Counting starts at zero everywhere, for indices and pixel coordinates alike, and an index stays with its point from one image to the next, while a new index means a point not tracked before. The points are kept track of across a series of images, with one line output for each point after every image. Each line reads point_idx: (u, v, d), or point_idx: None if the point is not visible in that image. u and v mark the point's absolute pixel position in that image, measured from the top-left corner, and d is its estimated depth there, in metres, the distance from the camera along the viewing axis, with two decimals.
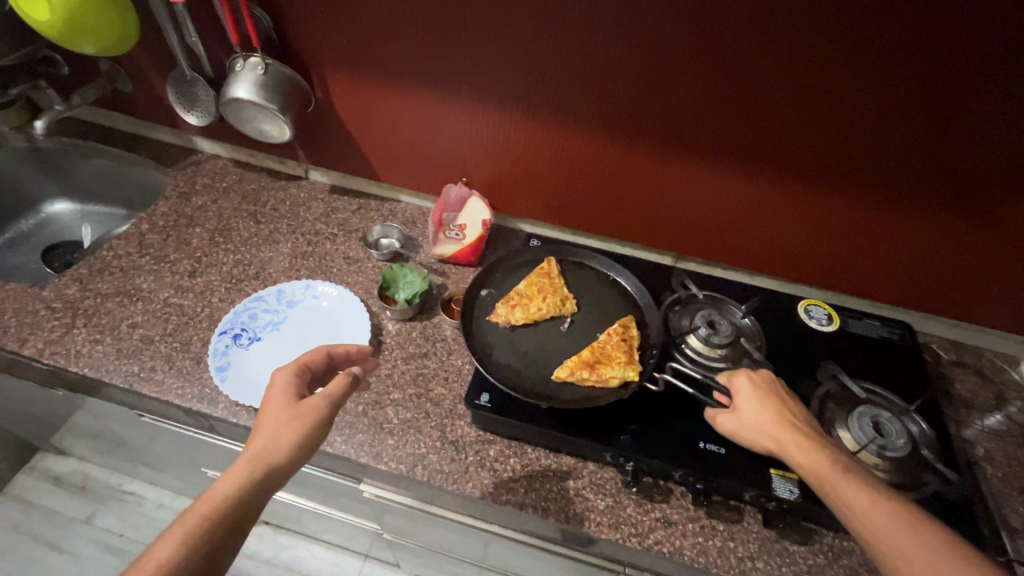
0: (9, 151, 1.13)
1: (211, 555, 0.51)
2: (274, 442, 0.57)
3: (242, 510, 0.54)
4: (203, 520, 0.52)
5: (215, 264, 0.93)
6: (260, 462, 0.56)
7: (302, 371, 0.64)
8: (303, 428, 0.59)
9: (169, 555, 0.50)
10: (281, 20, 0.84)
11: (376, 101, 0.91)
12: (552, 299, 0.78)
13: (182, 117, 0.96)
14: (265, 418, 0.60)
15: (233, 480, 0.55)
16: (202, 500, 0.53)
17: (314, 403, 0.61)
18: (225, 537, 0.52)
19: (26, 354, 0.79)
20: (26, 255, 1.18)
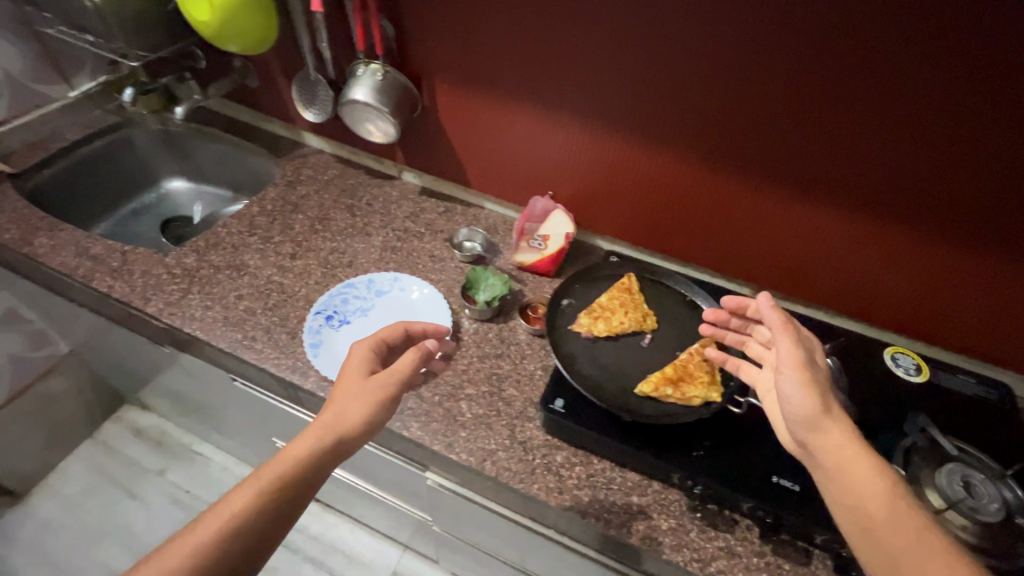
0: (145, 132, 1.29)
1: (277, 511, 0.59)
2: (342, 414, 0.63)
3: (310, 475, 0.61)
4: (275, 479, 0.59)
5: (314, 249, 1.01)
6: (327, 433, 0.62)
7: (377, 347, 0.70)
8: (369, 406, 0.64)
9: (244, 506, 0.58)
10: (404, 32, 0.91)
11: (479, 112, 0.96)
12: (632, 314, 0.80)
13: (300, 113, 1.03)
14: (339, 390, 0.65)
15: (303, 447, 0.61)
16: (277, 460, 0.61)
17: (380, 381, 0.65)
18: (293, 498, 0.60)
19: (150, 312, 0.88)
20: (146, 224, 1.32)
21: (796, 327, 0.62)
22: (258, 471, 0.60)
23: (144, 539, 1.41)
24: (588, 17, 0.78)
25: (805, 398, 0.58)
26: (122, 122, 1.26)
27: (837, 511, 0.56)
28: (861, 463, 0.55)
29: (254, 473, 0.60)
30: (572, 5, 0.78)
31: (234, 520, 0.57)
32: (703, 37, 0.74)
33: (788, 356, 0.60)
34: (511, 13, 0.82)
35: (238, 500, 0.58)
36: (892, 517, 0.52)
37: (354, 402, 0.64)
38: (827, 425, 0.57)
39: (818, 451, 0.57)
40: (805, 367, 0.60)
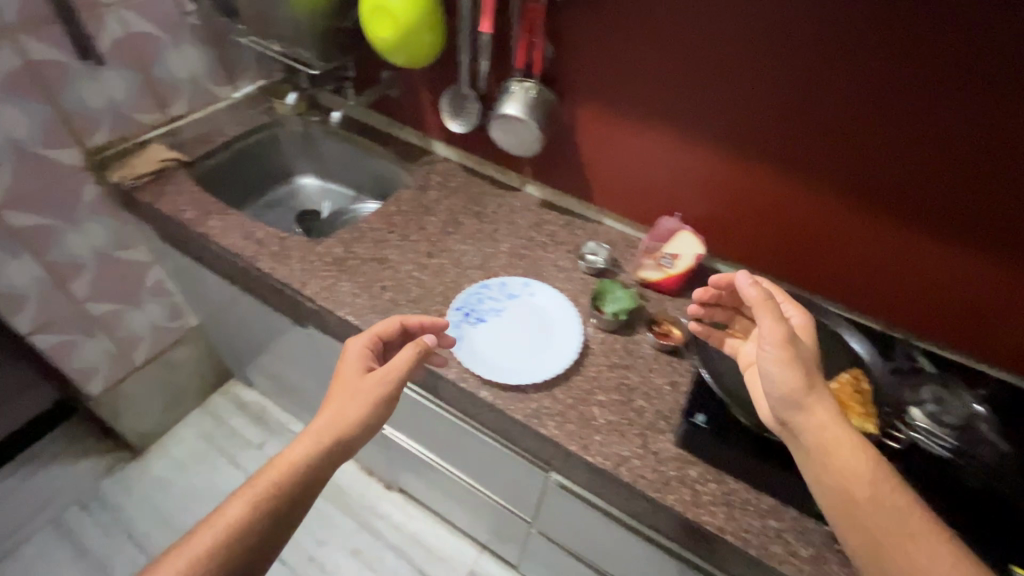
0: (288, 132, 1.41)
1: (270, 516, 0.66)
2: (339, 413, 0.73)
3: (311, 473, 0.70)
4: (270, 485, 0.67)
5: (448, 250, 1.07)
6: (328, 432, 0.72)
7: (372, 344, 0.80)
8: (363, 407, 0.74)
9: (240, 514, 0.65)
10: (559, 55, 0.96)
11: (615, 132, 1.00)
12: None
13: (445, 124, 1.10)
14: (337, 392, 0.76)
15: (299, 449, 0.71)
16: (275, 465, 0.69)
17: (372, 383, 0.75)
18: (295, 496, 0.68)
19: (307, 294, 0.97)
20: (281, 215, 1.44)
21: (776, 304, 0.64)
22: (254, 476, 0.68)
23: None
24: (740, 50, 0.82)
25: (790, 381, 0.62)
26: (270, 122, 1.38)
27: (819, 490, 0.61)
28: (844, 448, 0.60)
29: (249, 481, 0.68)
30: (726, 37, 0.82)
31: (231, 527, 0.64)
32: (860, 74, 0.76)
33: (768, 334, 0.63)
34: (663, 42, 0.87)
35: (233, 510, 0.65)
36: (873, 499, 0.58)
37: (353, 400, 0.74)
38: (812, 408, 0.62)
39: (806, 434, 0.62)
40: (788, 344, 0.62)
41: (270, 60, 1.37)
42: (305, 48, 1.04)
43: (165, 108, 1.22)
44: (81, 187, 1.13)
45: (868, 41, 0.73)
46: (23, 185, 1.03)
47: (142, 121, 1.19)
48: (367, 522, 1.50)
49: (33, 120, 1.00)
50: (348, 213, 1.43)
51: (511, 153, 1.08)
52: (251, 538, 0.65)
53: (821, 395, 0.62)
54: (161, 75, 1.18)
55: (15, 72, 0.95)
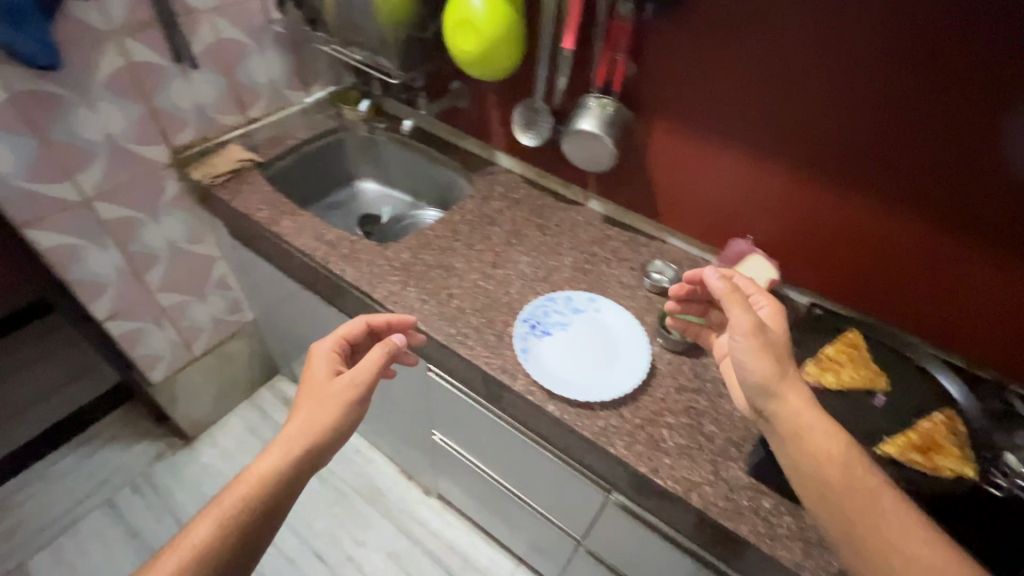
0: (354, 137, 1.45)
1: (243, 529, 0.67)
2: (309, 420, 0.76)
3: (283, 482, 0.72)
4: (240, 500, 0.68)
5: (512, 262, 1.08)
6: (298, 440, 0.74)
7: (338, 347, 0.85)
8: (332, 409, 0.77)
9: (207, 533, 0.65)
10: (639, 72, 0.96)
11: (686, 149, 0.99)
12: (863, 372, 0.78)
13: (515, 136, 1.11)
14: (307, 399, 0.78)
15: (270, 460, 0.72)
16: (244, 480, 0.70)
17: (340, 386, 0.79)
18: (268, 507, 0.70)
19: (376, 297, 0.98)
20: (343, 218, 1.48)
21: (739, 296, 0.68)
22: (222, 493, 0.69)
23: None
24: (814, 72, 0.80)
25: (764, 370, 0.66)
26: (338, 127, 1.42)
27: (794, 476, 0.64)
28: (813, 430, 0.63)
29: (216, 499, 0.68)
30: (799, 59, 0.81)
31: (199, 546, 0.64)
32: (954, 101, 0.72)
33: (737, 325, 0.66)
34: (735, 62, 0.86)
35: (200, 530, 0.66)
36: (845, 483, 0.61)
37: (323, 404, 0.77)
38: (783, 395, 0.65)
39: (783, 425, 0.65)
40: (755, 334, 0.66)
41: (342, 68, 1.42)
42: (379, 57, 1.07)
43: (244, 110, 1.27)
44: (163, 182, 1.18)
45: (960, 65, 0.70)
46: (114, 178, 1.08)
47: (223, 122, 1.24)
48: (405, 526, 1.51)
49: (128, 117, 1.05)
50: (407, 219, 1.45)
51: (580, 167, 1.08)
52: (222, 554, 0.65)
53: (793, 383, 0.66)
54: (243, 79, 1.23)
55: (117, 71, 1.00)
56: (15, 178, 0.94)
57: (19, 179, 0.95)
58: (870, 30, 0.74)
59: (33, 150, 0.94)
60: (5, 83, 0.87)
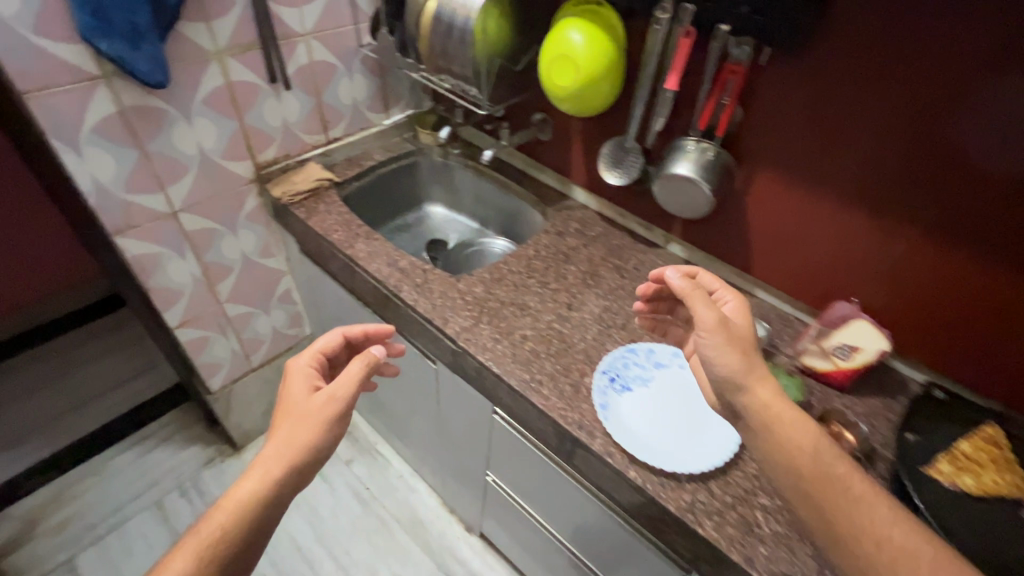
0: (428, 160, 1.45)
1: (223, 558, 0.64)
2: (290, 439, 0.73)
3: (264, 507, 0.69)
4: (218, 529, 0.65)
5: (587, 305, 1.02)
6: (278, 459, 0.72)
7: (316, 359, 0.87)
8: (312, 427, 0.75)
9: (181, 568, 0.61)
10: (746, 117, 0.89)
11: (780, 196, 0.93)
12: (1009, 476, 0.71)
13: (601, 174, 1.07)
14: (286, 418, 0.77)
15: (247, 484, 0.69)
16: (220, 509, 0.67)
17: (319, 400, 0.78)
18: (250, 532, 0.67)
19: (448, 332, 0.95)
20: (409, 241, 1.47)
21: (697, 293, 0.69)
22: (198, 525, 0.65)
23: (327, 523, 1.51)
24: (940, 121, 0.73)
25: (736, 363, 0.64)
26: (414, 151, 1.42)
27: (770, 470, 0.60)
28: (781, 417, 0.61)
29: (191, 532, 0.65)
30: (922, 108, 0.74)
31: None
32: None
33: (702, 321, 0.67)
34: (846, 106, 0.80)
35: (175, 567, 0.62)
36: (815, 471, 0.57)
37: (302, 421, 0.76)
38: (754, 389, 0.63)
39: (753, 414, 0.62)
40: (720, 329, 0.66)
41: (422, 92, 1.42)
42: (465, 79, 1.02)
43: (327, 130, 1.28)
44: (245, 197, 1.19)
45: None
46: (200, 191, 1.10)
47: (306, 141, 1.25)
48: (443, 564, 1.45)
49: (221, 132, 1.07)
50: (474, 246, 1.43)
51: (669, 211, 1.02)
52: None
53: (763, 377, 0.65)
54: (330, 100, 1.24)
55: (217, 90, 1.02)
56: (114, 187, 0.97)
57: (117, 189, 0.97)
58: (1013, 80, 0.66)
59: (133, 162, 0.97)
60: (117, 96, 0.90)
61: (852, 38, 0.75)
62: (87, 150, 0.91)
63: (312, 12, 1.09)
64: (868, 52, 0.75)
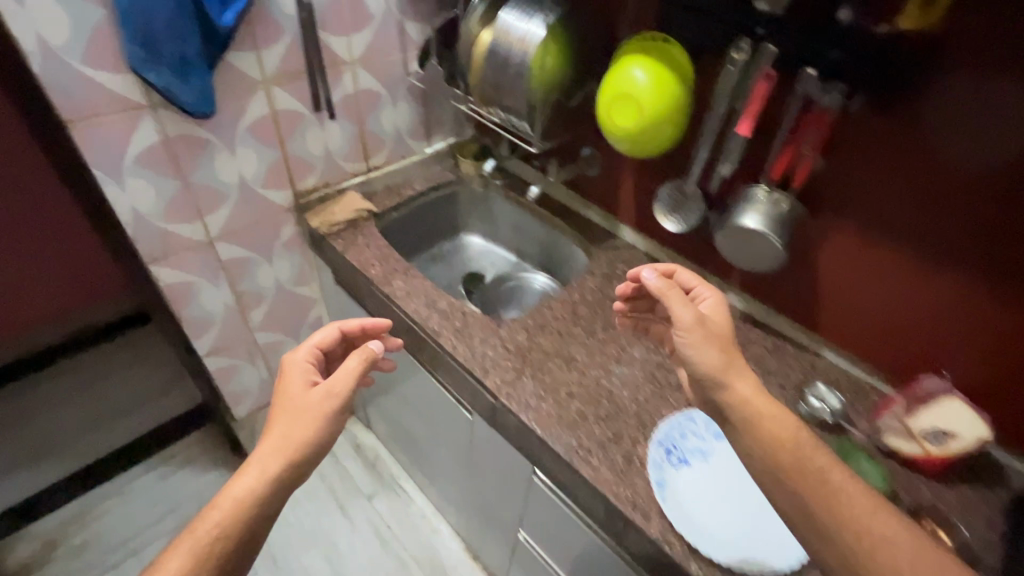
0: (468, 190, 1.40)
1: (221, 557, 0.64)
2: (287, 435, 0.73)
3: (260, 505, 0.69)
4: (214, 526, 0.65)
5: (639, 359, 0.94)
6: (274, 455, 0.72)
7: (312, 354, 0.85)
8: (309, 423, 0.75)
9: (180, 564, 0.62)
10: (829, 170, 0.80)
11: (854, 252, 0.83)
12: None
13: (657, 220, 0.99)
14: (282, 413, 0.76)
15: (244, 481, 0.69)
16: (216, 507, 0.67)
17: (315, 396, 0.77)
18: (248, 528, 0.67)
19: (488, 386, 0.88)
20: (444, 272, 1.41)
21: (675, 291, 0.71)
22: (194, 522, 0.66)
23: (346, 562, 1.45)
24: None
25: (713, 361, 0.67)
26: (454, 180, 1.38)
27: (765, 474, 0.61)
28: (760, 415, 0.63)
29: (188, 529, 0.65)
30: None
31: None
32: None
33: (680, 320, 0.69)
34: (934, 159, 0.70)
35: (175, 561, 0.63)
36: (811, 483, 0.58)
37: (299, 416, 0.75)
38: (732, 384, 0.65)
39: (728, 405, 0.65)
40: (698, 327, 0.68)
41: (466, 119, 1.37)
42: (518, 114, 0.96)
43: (367, 159, 1.24)
44: (282, 226, 1.16)
45: None
46: (238, 220, 1.07)
47: (346, 169, 1.21)
48: None
49: (262, 161, 1.04)
50: (511, 281, 1.39)
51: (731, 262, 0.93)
52: None
53: (740, 371, 0.67)
54: (372, 128, 1.20)
55: (262, 120, 0.99)
56: (154, 217, 0.94)
57: (155, 219, 0.95)
58: None
59: (173, 193, 0.94)
60: (162, 126, 0.87)
61: (945, 86, 0.66)
62: (129, 181, 0.88)
63: (361, 41, 1.06)
64: (964, 102, 0.65)
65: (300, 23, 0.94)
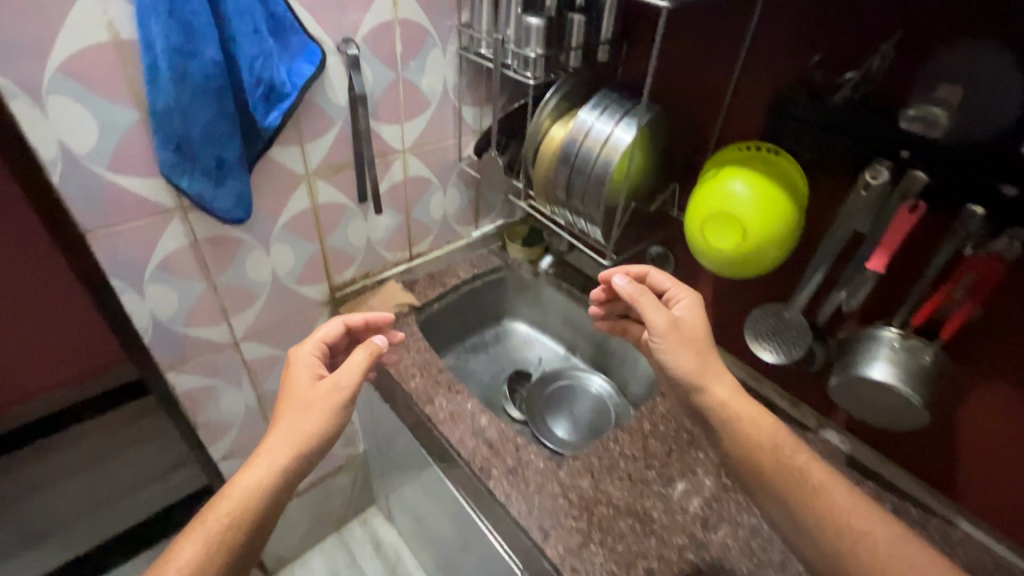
0: (515, 276, 1.28)
1: (231, 551, 0.60)
2: (294, 426, 0.68)
3: (270, 497, 0.65)
4: (224, 516, 0.61)
5: (727, 521, 0.78)
6: (283, 450, 0.66)
7: (318, 350, 0.78)
8: (319, 414, 0.69)
9: (192, 556, 0.59)
10: (991, 319, 0.65)
11: (1011, 416, 0.67)
12: None
13: (753, 348, 0.82)
14: (288, 404, 0.71)
15: (252, 473, 0.65)
16: (226, 498, 0.63)
17: (324, 388, 0.71)
18: (260, 522, 0.63)
19: (548, 554, 0.73)
20: (485, 363, 1.28)
21: (647, 294, 0.75)
22: (203, 513, 0.62)
23: None
24: None
25: (686, 360, 0.72)
26: (501, 267, 1.27)
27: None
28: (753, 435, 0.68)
29: (198, 519, 0.61)
30: None
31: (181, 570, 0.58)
32: None
33: (653, 325, 0.73)
34: None
35: (184, 553, 0.59)
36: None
37: (306, 410, 0.69)
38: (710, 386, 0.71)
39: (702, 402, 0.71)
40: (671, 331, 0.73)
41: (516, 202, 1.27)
42: (591, 221, 0.82)
43: (411, 247, 1.14)
44: (315, 321, 1.05)
45: None
46: (268, 319, 0.96)
47: (388, 258, 1.11)
48: None
49: (299, 256, 0.94)
50: (559, 380, 1.21)
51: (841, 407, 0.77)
52: None
53: (717, 373, 0.72)
54: (419, 215, 1.10)
55: (302, 214, 0.90)
56: (175, 322, 0.84)
57: (176, 324, 0.84)
58: None
59: (198, 296, 0.84)
60: (191, 230, 0.78)
61: None
62: (151, 288, 0.78)
63: (414, 128, 0.96)
64: None
65: (352, 114, 0.85)
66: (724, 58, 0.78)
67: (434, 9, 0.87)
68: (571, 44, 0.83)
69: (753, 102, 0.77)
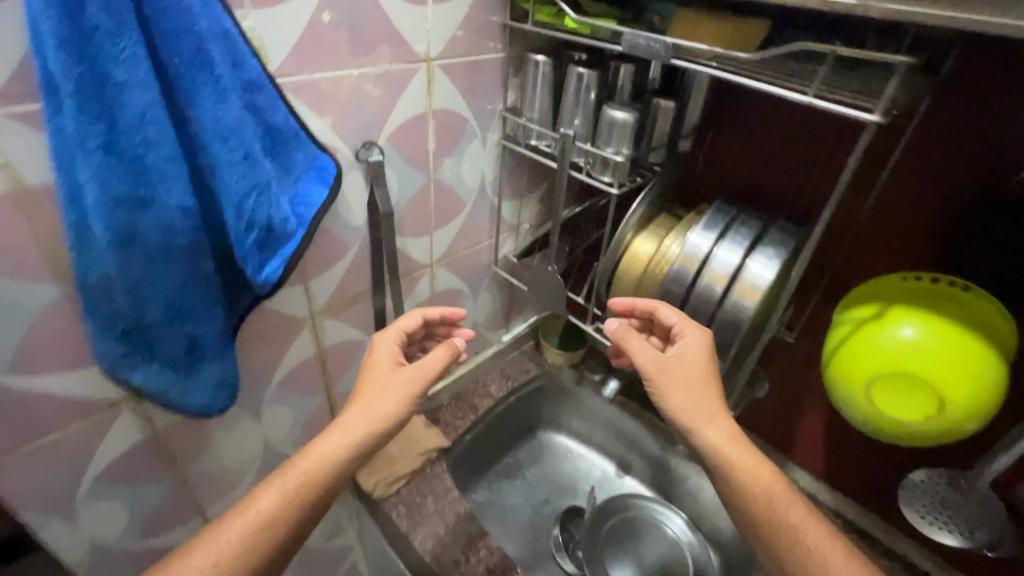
0: (555, 385, 1.07)
1: (298, 521, 0.52)
2: (374, 403, 0.57)
3: (345, 471, 0.55)
4: (303, 481, 0.52)
5: None
6: (361, 425, 0.55)
7: (398, 339, 0.64)
8: (399, 398, 0.58)
9: (271, 506, 0.51)
10: None
11: None
12: None
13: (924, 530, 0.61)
14: (366, 384, 0.59)
15: (331, 439, 0.55)
16: (302, 457, 0.54)
17: (407, 375, 0.59)
18: (334, 489, 0.54)
19: None
20: (522, 494, 1.01)
21: (634, 335, 0.59)
22: (283, 465, 0.53)
23: None
24: None
25: (778, 484, 0.53)
26: (539, 376, 1.05)
27: None
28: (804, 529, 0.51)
29: (277, 470, 0.53)
30: None
31: (257, 519, 0.50)
32: None
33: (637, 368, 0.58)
34: None
35: (262, 503, 0.51)
36: None
37: (387, 395, 0.57)
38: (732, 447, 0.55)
39: (766, 535, 0.52)
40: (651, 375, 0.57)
41: None
42: None
43: None
44: None
45: None
46: None
47: None
48: None
49: (298, 415, 0.70)
50: (615, 515, 0.92)
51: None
52: (277, 545, 0.51)
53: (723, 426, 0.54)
54: None
55: (304, 364, 0.66)
56: (123, 540, 0.59)
57: (126, 543, 0.59)
58: None
59: (160, 499, 0.59)
60: (150, 423, 0.54)
61: None
62: (84, 511, 0.53)
63: (445, 236, 0.75)
64: None
65: (373, 234, 0.63)
66: (867, 159, 0.60)
67: (475, 91, 0.67)
68: (656, 139, 0.64)
69: (909, 211, 0.59)
